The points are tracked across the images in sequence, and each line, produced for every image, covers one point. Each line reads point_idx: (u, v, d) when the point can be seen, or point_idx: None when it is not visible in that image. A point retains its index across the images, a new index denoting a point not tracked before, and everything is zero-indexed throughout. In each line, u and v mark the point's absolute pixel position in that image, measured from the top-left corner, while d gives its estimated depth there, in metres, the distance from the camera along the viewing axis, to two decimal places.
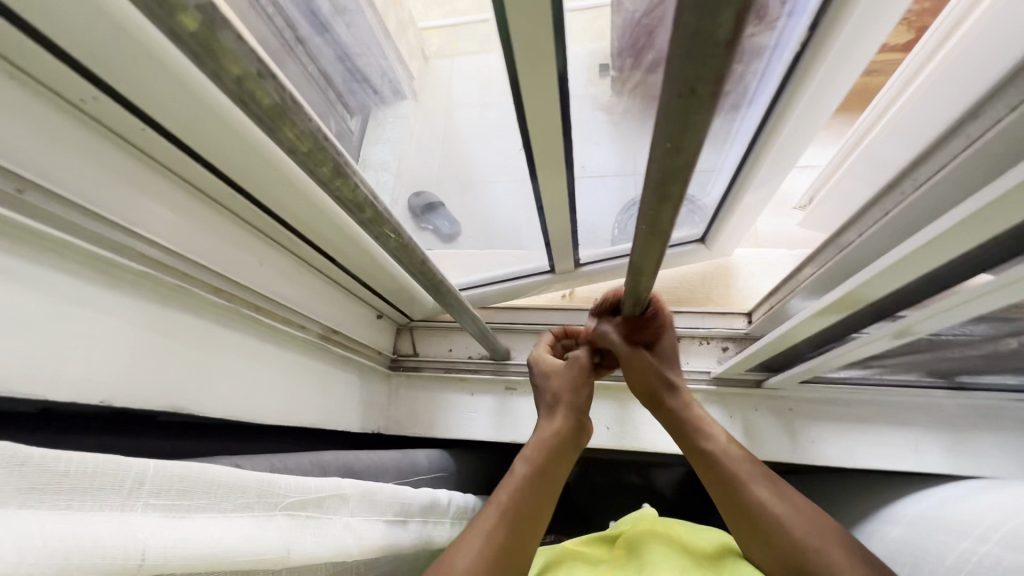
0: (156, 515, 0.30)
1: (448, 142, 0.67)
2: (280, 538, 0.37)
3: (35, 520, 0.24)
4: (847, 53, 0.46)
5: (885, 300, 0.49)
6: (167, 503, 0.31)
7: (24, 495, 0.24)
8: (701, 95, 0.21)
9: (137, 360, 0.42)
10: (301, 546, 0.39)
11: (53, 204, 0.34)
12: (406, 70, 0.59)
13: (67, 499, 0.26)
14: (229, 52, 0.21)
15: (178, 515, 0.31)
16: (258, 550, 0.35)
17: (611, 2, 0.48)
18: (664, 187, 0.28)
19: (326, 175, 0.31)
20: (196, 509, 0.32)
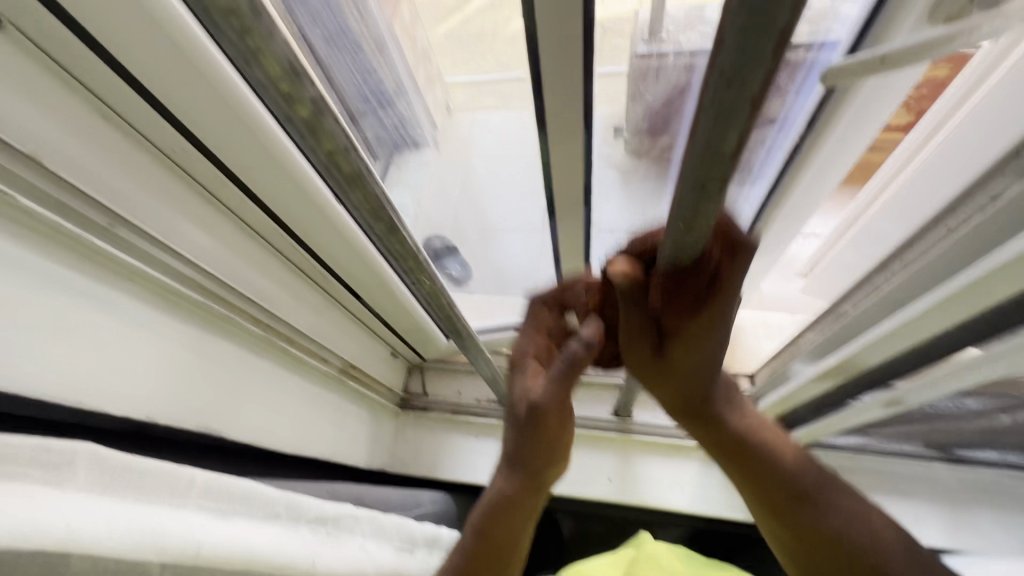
0: (205, 514, 0.33)
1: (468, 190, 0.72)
2: (306, 548, 0.40)
3: (112, 509, 0.27)
4: (839, 148, 0.51)
5: (881, 369, 0.52)
6: (214, 505, 0.34)
7: (104, 485, 0.27)
8: (709, 191, 0.25)
9: (183, 381, 0.45)
10: (324, 556, 0.42)
11: (137, 238, 0.39)
12: (429, 119, 0.61)
13: (134, 494, 0.29)
14: (328, 133, 0.26)
15: (223, 517, 0.34)
16: (290, 557, 0.37)
17: (632, 78, 0.54)
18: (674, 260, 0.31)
19: (381, 229, 0.35)
20: (235, 513, 0.35)
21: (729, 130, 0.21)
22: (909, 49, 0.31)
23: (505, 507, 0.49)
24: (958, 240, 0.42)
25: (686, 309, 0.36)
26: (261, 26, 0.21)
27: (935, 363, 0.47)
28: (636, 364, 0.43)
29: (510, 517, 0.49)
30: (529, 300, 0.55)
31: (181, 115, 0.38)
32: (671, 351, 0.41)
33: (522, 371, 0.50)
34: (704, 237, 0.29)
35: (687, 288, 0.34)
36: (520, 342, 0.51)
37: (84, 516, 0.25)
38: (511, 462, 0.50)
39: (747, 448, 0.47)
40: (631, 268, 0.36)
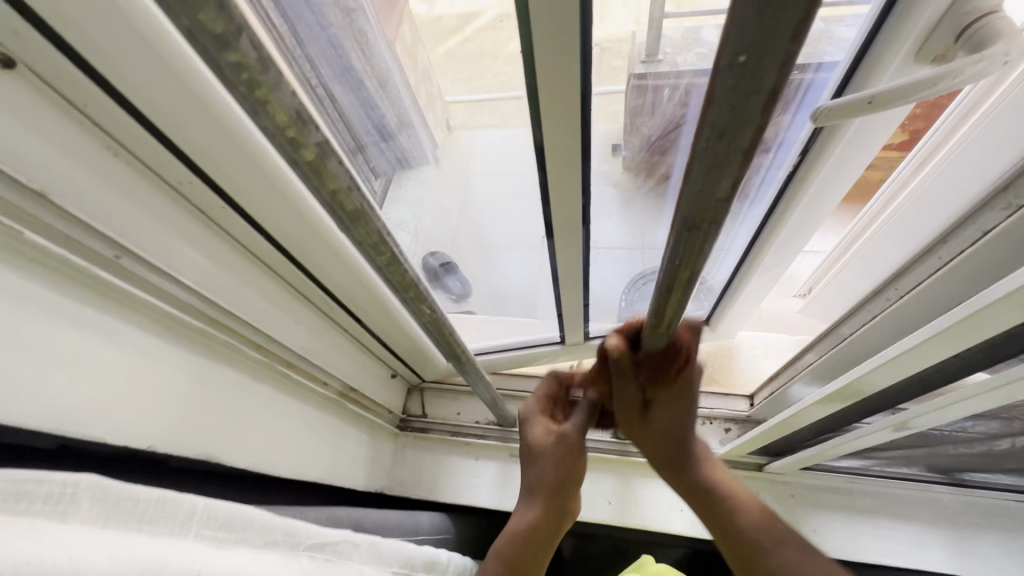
0: (205, 545, 0.33)
1: (468, 209, 0.73)
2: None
3: (113, 542, 0.27)
4: (833, 179, 0.52)
5: (880, 395, 0.52)
6: (213, 534, 0.34)
7: (106, 517, 0.28)
8: (703, 231, 0.25)
9: (184, 409, 0.45)
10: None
11: (141, 269, 0.39)
12: (431, 138, 0.62)
13: (136, 524, 0.29)
14: (333, 174, 0.27)
15: (221, 548, 0.34)
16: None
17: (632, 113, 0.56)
18: (672, 295, 0.32)
19: (383, 261, 0.36)
20: (234, 544, 0.35)
21: (722, 176, 0.22)
22: (893, 91, 0.33)
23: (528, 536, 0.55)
24: (950, 270, 0.43)
25: (664, 378, 0.50)
26: (268, 78, 0.22)
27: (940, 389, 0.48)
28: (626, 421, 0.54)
29: (529, 554, 0.55)
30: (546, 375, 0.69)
31: (188, 150, 0.38)
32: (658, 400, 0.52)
33: (534, 425, 0.64)
34: (696, 274, 0.29)
35: (665, 370, 0.49)
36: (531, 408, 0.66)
37: (86, 550, 0.25)
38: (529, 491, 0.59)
39: (717, 501, 0.54)
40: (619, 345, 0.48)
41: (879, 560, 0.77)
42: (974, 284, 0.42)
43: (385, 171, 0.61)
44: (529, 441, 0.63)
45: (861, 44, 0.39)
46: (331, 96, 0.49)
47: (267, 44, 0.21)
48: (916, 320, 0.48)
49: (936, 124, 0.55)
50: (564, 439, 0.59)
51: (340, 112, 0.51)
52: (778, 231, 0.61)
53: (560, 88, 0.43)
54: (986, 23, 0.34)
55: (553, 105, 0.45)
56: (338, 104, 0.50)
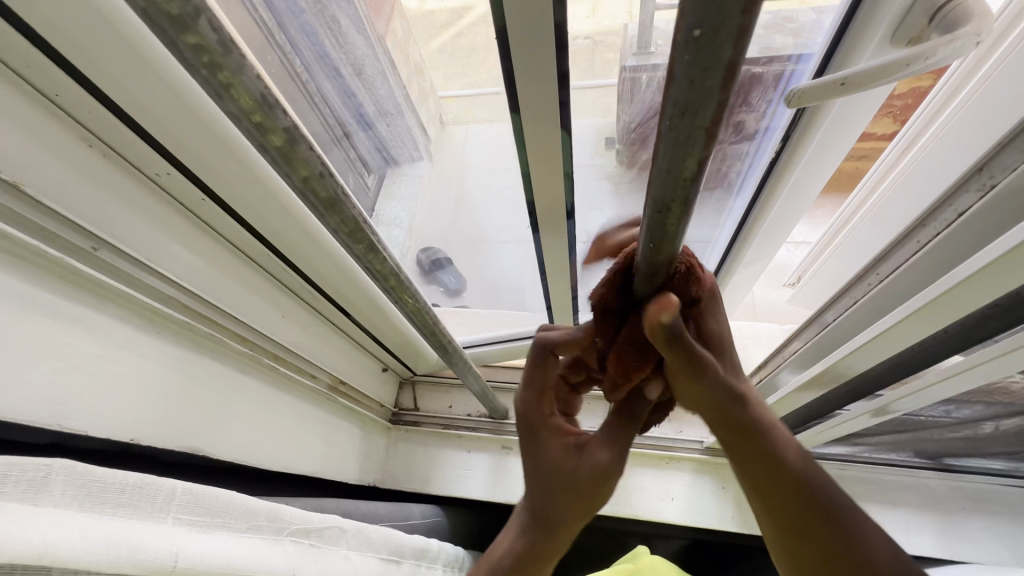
0: (185, 527, 0.33)
1: (459, 210, 0.73)
2: (286, 561, 0.40)
3: (89, 523, 0.26)
4: (813, 165, 0.52)
5: (864, 379, 0.53)
6: (194, 518, 0.34)
7: (81, 499, 0.27)
8: (674, 212, 0.25)
9: (167, 401, 0.45)
10: (307, 569, 0.41)
11: (119, 260, 0.39)
12: (425, 135, 0.63)
13: (113, 508, 0.29)
14: (303, 160, 0.27)
15: (202, 531, 0.34)
16: (268, 568, 0.37)
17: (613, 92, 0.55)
18: (648, 276, 0.32)
19: (360, 250, 0.36)
20: (214, 527, 0.35)
21: (688, 155, 0.22)
22: (864, 72, 0.34)
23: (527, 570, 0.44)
24: (929, 252, 0.43)
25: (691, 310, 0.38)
26: (230, 61, 0.22)
27: (918, 373, 0.48)
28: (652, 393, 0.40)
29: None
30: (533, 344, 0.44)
31: (164, 141, 0.38)
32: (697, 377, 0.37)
33: (540, 429, 0.44)
34: (671, 257, 0.29)
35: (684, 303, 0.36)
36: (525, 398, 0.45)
37: (59, 529, 0.24)
38: (534, 520, 0.43)
39: (792, 493, 0.40)
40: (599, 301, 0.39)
41: None
42: (952, 265, 0.42)
43: (378, 166, 0.64)
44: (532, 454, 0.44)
45: (836, 30, 0.40)
46: (320, 92, 0.51)
47: (226, 26, 0.21)
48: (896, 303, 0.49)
49: (918, 111, 0.54)
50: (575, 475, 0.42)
51: (327, 105, 0.52)
52: (761, 219, 0.61)
53: (539, 76, 0.43)
54: (960, 3, 0.34)
55: (533, 94, 0.45)
56: (325, 98, 0.52)
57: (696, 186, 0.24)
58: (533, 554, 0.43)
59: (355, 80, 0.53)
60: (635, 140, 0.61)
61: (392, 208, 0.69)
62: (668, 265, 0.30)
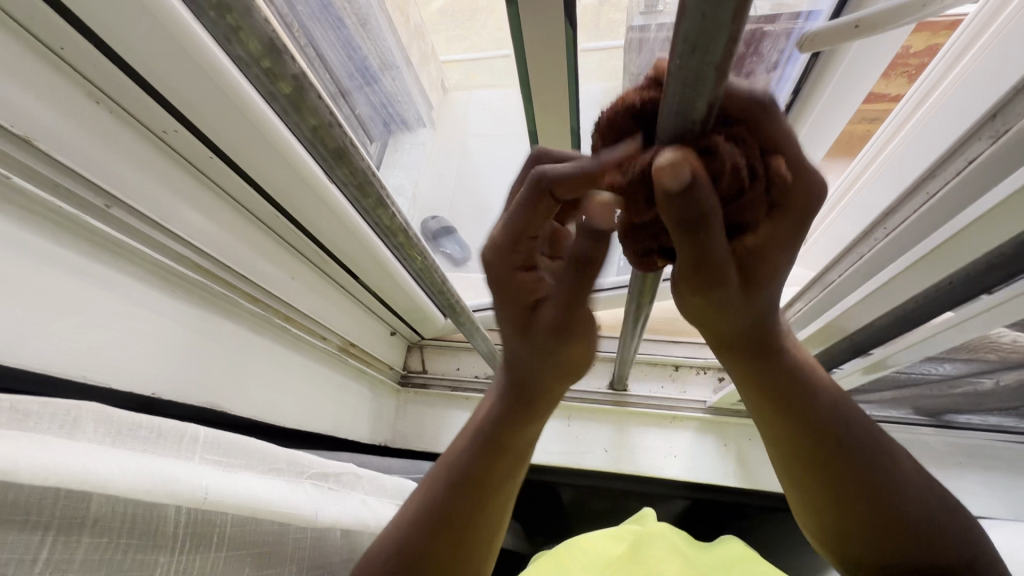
0: (212, 466, 0.34)
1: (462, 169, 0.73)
2: (309, 501, 0.41)
3: (122, 456, 0.28)
4: (827, 113, 0.52)
5: (867, 336, 0.54)
6: (218, 458, 0.35)
7: (113, 436, 0.29)
8: (682, 157, 0.25)
9: (184, 358, 0.47)
10: (327, 508, 0.43)
11: (130, 217, 0.40)
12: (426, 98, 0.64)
13: (145, 446, 0.30)
14: (312, 108, 0.27)
15: (227, 470, 0.35)
16: (294, 508, 0.39)
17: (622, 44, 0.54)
18: None
19: (369, 205, 0.36)
20: (240, 468, 0.37)
21: (698, 93, 0.22)
22: (878, 13, 0.34)
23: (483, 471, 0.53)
24: (935, 205, 0.43)
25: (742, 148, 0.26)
26: (239, 2, 0.21)
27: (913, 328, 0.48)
28: (678, 281, 0.32)
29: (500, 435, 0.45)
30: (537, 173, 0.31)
31: (169, 95, 0.38)
32: (756, 230, 0.31)
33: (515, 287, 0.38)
34: None
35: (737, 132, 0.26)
36: (491, 277, 0.37)
37: (97, 459, 0.26)
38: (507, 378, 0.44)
39: (791, 393, 0.41)
40: (684, 157, 0.23)
41: None
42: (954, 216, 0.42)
43: (380, 131, 0.62)
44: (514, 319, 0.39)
45: None
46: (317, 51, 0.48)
47: None
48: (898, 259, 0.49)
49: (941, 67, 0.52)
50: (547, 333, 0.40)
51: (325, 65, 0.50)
52: None
53: (545, 32, 0.42)
54: None
55: (540, 52, 0.44)
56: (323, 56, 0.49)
57: (705, 121, 0.23)
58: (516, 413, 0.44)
59: (357, 33, 0.51)
60: None
61: (395, 174, 0.66)
62: None
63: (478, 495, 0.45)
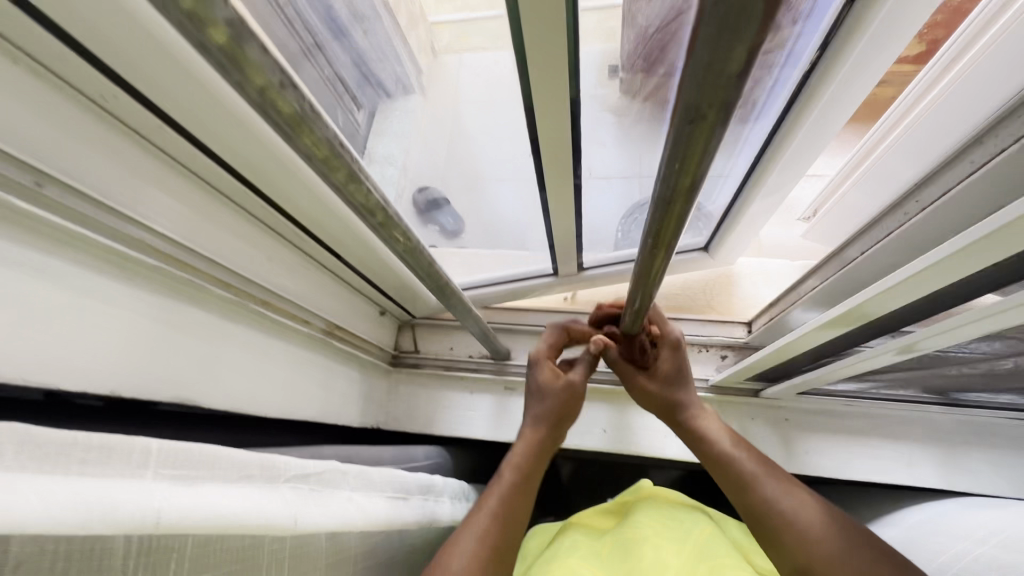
0: (166, 483, 0.30)
1: (456, 143, 0.65)
2: (286, 507, 0.38)
3: (51, 484, 0.24)
4: (858, 75, 0.48)
5: (890, 316, 0.50)
6: (175, 473, 0.32)
7: (37, 462, 0.25)
8: (709, 119, 0.21)
9: (146, 351, 0.42)
10: (307, 513, 0.40)
11: (69, 197, 0.35)
12: (415, 65, 0.57)
13: (80, 469, 0.27)
14: (255, 63, 0.22)
15: (186, 484, 0.32)
16: (266, 519, 0.36)
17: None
18: (673, 182, 0.27)
19: (341, 180, 0.31)
20: (200, 480, 0.33)
21: (737, 43, 0.18)
22: None
23: (489, 535, 0.59)
24: (989, 172, 0.43)
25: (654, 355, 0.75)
26: None
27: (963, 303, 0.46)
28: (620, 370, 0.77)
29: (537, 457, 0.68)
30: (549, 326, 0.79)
31: (100, 51, 0.32)
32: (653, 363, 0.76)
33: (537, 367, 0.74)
34: (698, 179, 0.27)
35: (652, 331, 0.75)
36: (533, 361, 0.76)
37: (13, 495, 0.22)
38: (538, 423, 0.71)
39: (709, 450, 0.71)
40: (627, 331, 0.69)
41: (869, 477, 0.78)
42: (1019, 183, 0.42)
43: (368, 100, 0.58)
44: (537, 382, 0.74)
45: None
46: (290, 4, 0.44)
47: None
48: (945, 229, 0.49)
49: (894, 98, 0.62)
50: (570, 389, 0.72)
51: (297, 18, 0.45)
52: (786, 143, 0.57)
53: None
54: None
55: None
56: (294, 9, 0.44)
57: (743, 79, 0.19)
58: (547, 438, 0.70)
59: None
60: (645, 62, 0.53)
61: (383, 145, 0.61)
62: (693, 189, 0.28)
63: (515, 523, 0.63)
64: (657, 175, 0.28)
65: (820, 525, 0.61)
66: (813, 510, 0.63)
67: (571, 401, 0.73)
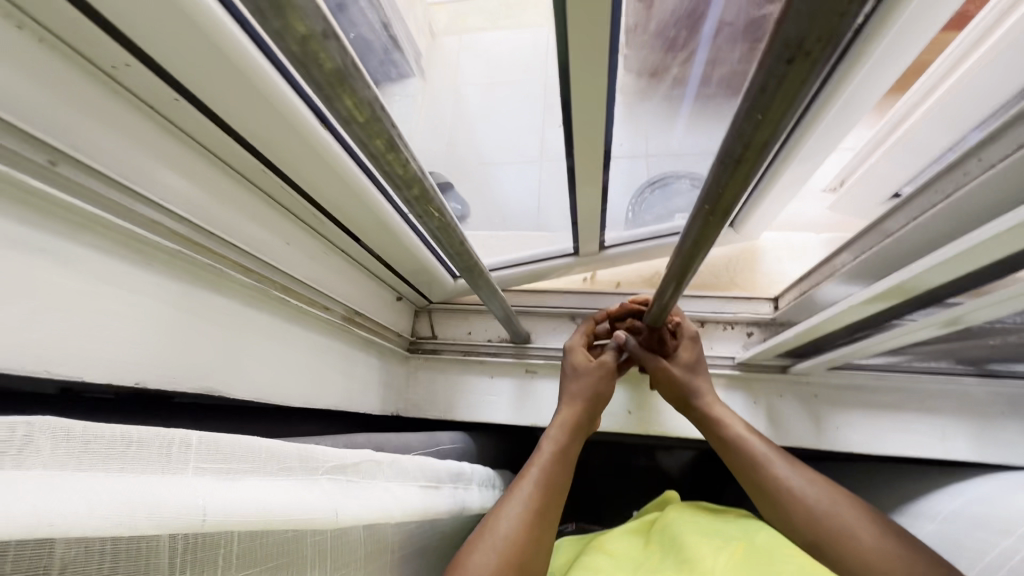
0: (208, 477, 0.29)
1: (456, 118, 0.61)
2: (327, 499, 0.37)
3: (89, 481, 0.22)
4: (909, 28, 0.44)
5: (941, 287, 0.48)
6: (217, 466, 0.30)
7: (78, 457, 0.23)
8: (813, 58, 0.19)
9: (169, 342, 0.41)
10: (347, 505, 0.38)
11: (85, 176, 0.32)
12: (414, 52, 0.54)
13: (121, 464, 0.25)
14: (297, 9, 0.19)
15: (229, 477, 0.30)
16: (312, 513, 0.34)
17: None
18: (749, 135, 0.25)
19: (379, 149, 0.29)
20: (242, 472, 0.31)
21: None
22: None
23: (533, 505, 0.58)
24: None
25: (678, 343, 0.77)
26: None
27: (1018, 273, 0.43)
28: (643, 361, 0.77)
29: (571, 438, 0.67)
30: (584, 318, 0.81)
31: (111, 15, 0.30)
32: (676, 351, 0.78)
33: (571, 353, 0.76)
34: (778, 132, 0.24)
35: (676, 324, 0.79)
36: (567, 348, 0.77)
37: (55, 495, 0.20)
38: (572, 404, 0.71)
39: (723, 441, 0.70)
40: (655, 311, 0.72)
41: (901, 452, 0.77)
42: None
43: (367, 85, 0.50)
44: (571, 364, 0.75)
45: None
46: None
47: None
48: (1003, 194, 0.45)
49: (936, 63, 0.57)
50: (604, 368, 0.72)
51: None
52: (822, 115, 0.54)
53: None
54: None
55: None
56: None
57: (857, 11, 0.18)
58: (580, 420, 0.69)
59: None
60: (686, 19, 0.49)
61: None
62: (769, 144, 0.25)
63: (552, 506, 0.60)
64: (729, 124, 0.25)
65: (843, 504, 0.60)
66: (829, 491, 0.62)
67: (607, 382, 0.73)
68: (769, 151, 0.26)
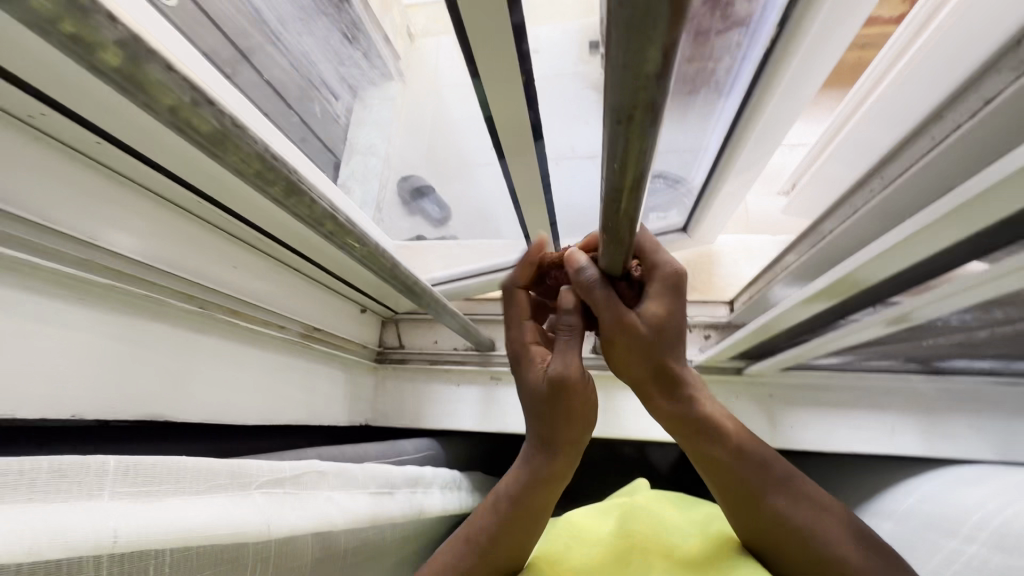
0: (125, 501, 0.30)
1: (436, 130, 0.63)
2: (258, 512, 0.38)
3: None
4: (820, 45, 0.47)
5: (867, 293, 0.50)
6: (135, 489, 0.31)
7: None
8: (638, 121, 0.21)
9: (108, 373, 0.42)
10: (279, 519, 0.40)
11: (11, 225, 0.34)
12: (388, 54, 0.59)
13: (30, 493, 0.26)
14: (160, 84, 0.21)
15: (148, 499, 0.31)
16: (236, 526, 0.35)
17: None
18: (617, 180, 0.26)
19: (279, 193, 0.30)
20: (164, 494, 0.33)
21: (649, 43, 0.17)
22: None
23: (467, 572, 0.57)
24: (950, 148, 0.41)
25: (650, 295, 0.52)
26: None
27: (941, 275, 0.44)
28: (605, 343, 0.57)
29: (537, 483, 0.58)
30: (502, 288, 0.63)
31: (24, 72, 0.31)
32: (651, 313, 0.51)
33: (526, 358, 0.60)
34: (639, 179, 0.26)
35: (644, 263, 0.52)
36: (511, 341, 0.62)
37: None
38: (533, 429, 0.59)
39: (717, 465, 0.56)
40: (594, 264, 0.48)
41: (852, 449, 0.79)
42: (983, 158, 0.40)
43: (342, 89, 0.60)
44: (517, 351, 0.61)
45: None
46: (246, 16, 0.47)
47: None
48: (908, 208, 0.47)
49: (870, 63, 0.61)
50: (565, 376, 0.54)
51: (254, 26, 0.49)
52: (754, 120, 0.57)
53: None
54: None
55: None
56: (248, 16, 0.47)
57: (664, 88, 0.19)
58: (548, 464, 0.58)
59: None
60: None
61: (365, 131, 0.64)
62: (636, 188, 0.27)
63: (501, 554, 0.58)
64: (601, 177, 0.27)
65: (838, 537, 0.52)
66: (821, 516, 0.54)
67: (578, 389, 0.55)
68: (642, 192, 0.27)
